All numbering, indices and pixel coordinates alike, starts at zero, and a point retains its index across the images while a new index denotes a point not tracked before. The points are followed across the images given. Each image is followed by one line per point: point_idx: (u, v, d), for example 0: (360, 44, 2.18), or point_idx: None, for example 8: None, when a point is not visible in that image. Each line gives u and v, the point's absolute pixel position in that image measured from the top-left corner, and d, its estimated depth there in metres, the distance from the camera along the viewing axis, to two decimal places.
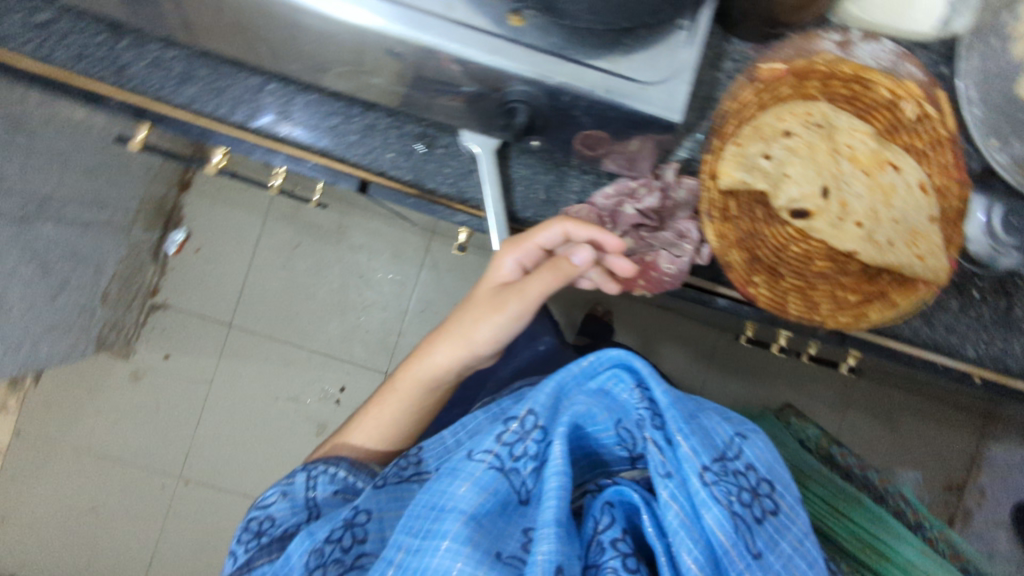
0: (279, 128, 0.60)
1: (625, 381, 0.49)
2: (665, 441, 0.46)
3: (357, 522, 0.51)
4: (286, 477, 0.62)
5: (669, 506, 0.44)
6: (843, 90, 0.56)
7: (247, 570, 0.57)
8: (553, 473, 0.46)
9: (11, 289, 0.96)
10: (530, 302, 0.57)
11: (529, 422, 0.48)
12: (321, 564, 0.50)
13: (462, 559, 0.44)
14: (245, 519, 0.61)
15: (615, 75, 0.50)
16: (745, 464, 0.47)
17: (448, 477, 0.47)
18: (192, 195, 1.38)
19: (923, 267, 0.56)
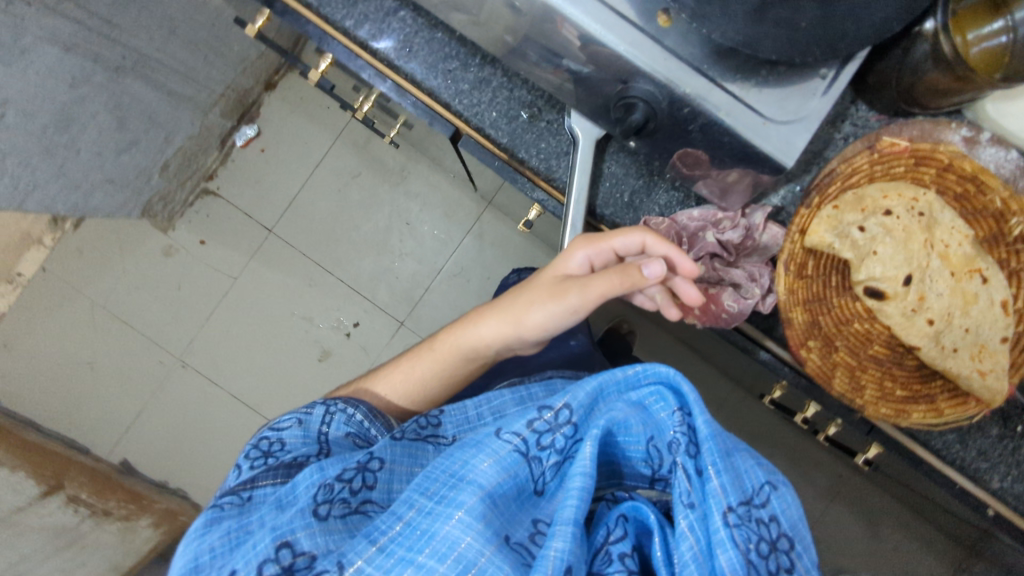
0: (396, 56, 0.60)
1: (667, 402, 0.49)
2: (695, 470, 0.46)
3: (370, 467, 0.51)
4: (306, 406, 0.59)
5: (685, 537, 0.44)
6: (955, 187, 0.55)
7: (249, 488, 0.53)
8: (577, 473, 0.46)
9: (86, 130, 0.98)
10: (590, 300, 0.55)
11: (563, 416, 0.48)
12: (329, 500, 0.47)
13: (473, 533, 0.43)
14: (255, 438, 0.58)
15: (741, 102, 0.49)
16: (770, 514, 0.47)
17: (472, 450, 0.48)
18: (275, 97, 1.40)
19: (981, 384, 0.53)
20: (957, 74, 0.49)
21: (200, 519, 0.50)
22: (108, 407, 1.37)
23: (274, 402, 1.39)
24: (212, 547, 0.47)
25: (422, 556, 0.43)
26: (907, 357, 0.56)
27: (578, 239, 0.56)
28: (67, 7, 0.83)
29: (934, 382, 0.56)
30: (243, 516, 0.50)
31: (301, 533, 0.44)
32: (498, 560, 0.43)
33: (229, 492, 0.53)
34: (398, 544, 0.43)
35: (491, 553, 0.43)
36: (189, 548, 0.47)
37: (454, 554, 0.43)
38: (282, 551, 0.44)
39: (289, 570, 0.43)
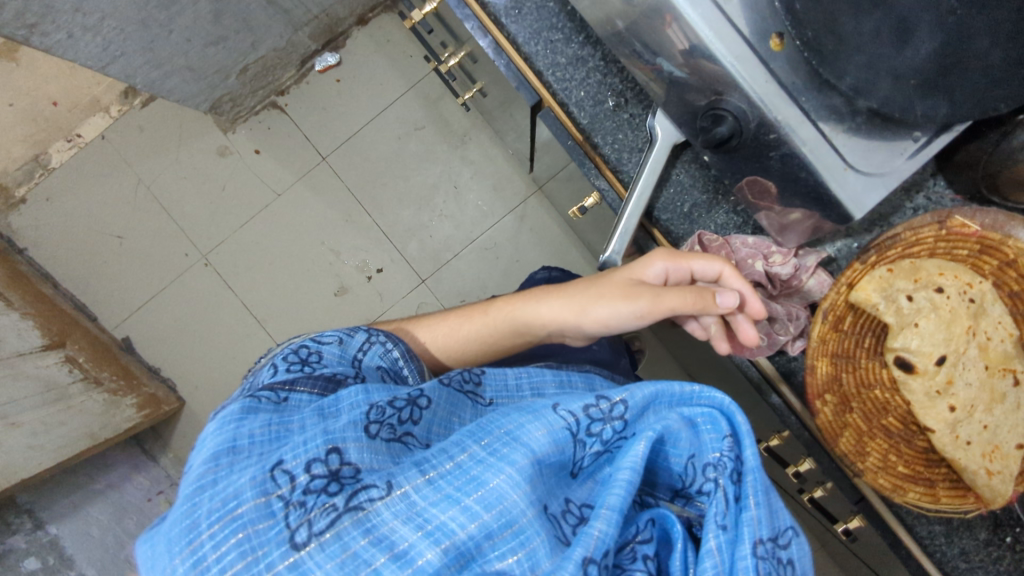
0: (504, 14, 0.61)
1: (717, 426, 0.47)
2: (734, 497, 0.44)
3: (418, 403, 0.51)
4: (349, 329, 0.59)
5: (710, 555, 0.42)
6: (1013, 284, 0.54)
7: (287, 388, 0.51)
8: (627, 467, 0.44)
9: (184, 13, 1.01)
10: (659, 313, 0.54)
11: (617, 410, 0.47)
12: (380, 421, 0.47)
13: (520, 492, 0.42)
14: (294, 344, 0.57)
15: (827, 142, 0.49)
16: (788, 557, 0.44)
17: (527, 415, 0.46)
18: (363, 33, 1.41)
19: (987, 483, 0.52)
20: None
21: (235, 404, 0.48)
22: (128, 282, 1.41)
23: (279, 322, 1.40)
24: (252, 433, 0.46)
25: (469, 499, 0.42)
26: (917, 438, 0.56)
27: (662, 250, 0.55)
28: None
29: (939, 469, 0.56)
30: (283, 414, 0.48)
31: (351, 444, 0.44)
32: (537, 525, 0.42)
33: (267, 387, 0.51)
34: (446, 482, 0.42)
35: (532, 516, 0.42)
36: (224, 429, 0.45)
37: (499, 507, 0.41)
38: (331, 456, 0.43)
39: (336, 476, 0.42)
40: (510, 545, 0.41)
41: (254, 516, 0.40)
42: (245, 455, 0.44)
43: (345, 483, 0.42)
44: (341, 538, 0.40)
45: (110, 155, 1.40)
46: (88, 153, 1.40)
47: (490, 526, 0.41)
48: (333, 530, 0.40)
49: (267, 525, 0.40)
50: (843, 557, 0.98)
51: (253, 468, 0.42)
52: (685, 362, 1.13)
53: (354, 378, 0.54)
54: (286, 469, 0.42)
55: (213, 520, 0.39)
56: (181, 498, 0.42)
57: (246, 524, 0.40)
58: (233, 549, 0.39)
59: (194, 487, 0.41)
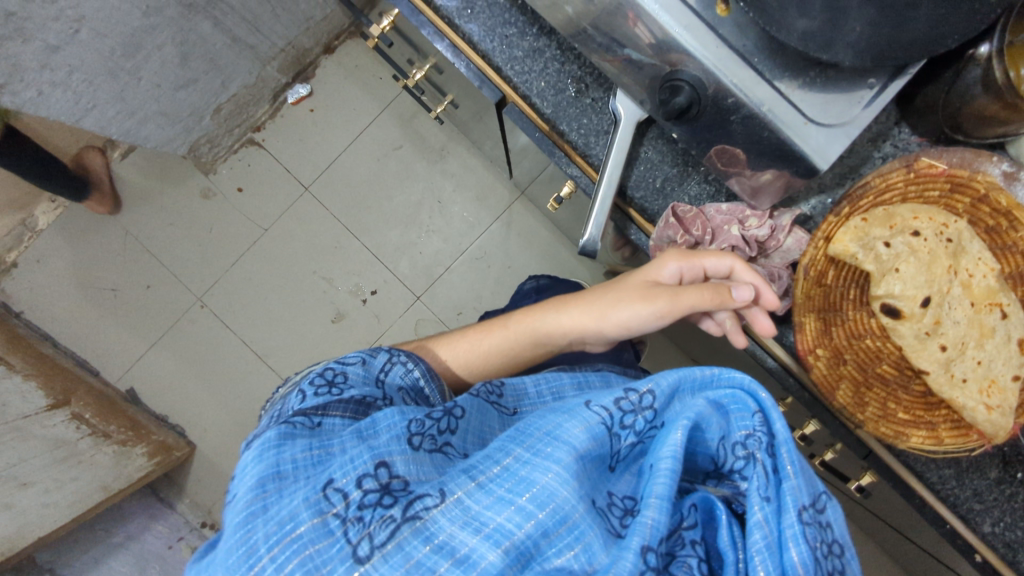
0: (457, 15, 0.62)
1: (745, 405, 0.44)
2: (772, 470, 0.41)
3: (454, 413, 0.48)
4: (371, 349, 0.56)
5: (758, 527, 0.39)
6: (987, 220, 0.55)
7: (320, 413, 0.48)
8: (667, 455, 0.40)
9: (151, 60, 1.02)
10: (678, 310, 0.54)
11: (646, 400, 0.44)
12: (422, 432, 0.45)
13: (570, 488, 0.39)
14: (320, 367, 0.53)
15: (784, 99, 0.49)
16: (827, 520, 0.40)
17: (563, 414, 0.43)
18: (331, 60, 1.43)
19: (986, 418, 0.52)
20: (1006, 100, 0.49)
21: (271, 431, 0.45)
22: (125, 332, 1.43)
23: (280, 354, 1.41)
24: (295, 459, 0.42)
25: (521, 499, 0.39)
26: (913, 382, 0.56)
27: (674, 249, 0.56)
28: None
29: (939, 411, 0.55)
30: (322, 438, 0.45)
31: (398, 457, 0.42)
32: (590, 519, 0.39)
33: (299, 413, 0.47)
34: (497, 485, 0.40)
35: (584, 510, 0.39)
36: (264, 456, 0.42)
37: (552, 504, 0.39)
38: (380, 470, 0.40)
39: (387, 490, 0.40)
40: (566, 541, 0.39)
41: (313, 536, 0.37)
42: (293, 480, 0.41)
43: (398, 495, 0.40)
44: (402, 548, 0.37)
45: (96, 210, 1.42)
46: (73, 212, 1.42)
47: (546, 524, 0.38)
48: (394, 541, 0.38)
49: (327, 544, 0.37)
50: (866, 520, 0.98)
51: (303, 489, 0.39)
52: (688, 347, 1.13)
53: (384, 401, 0.51)
54: (337, 487, 0.39)
55: (272, 543, 0.37)
56: (231, 528, 0.39)
57: (306, 544, 0.37)
58: (298, 570, 0.37)
59: (246, 514, 0.38)
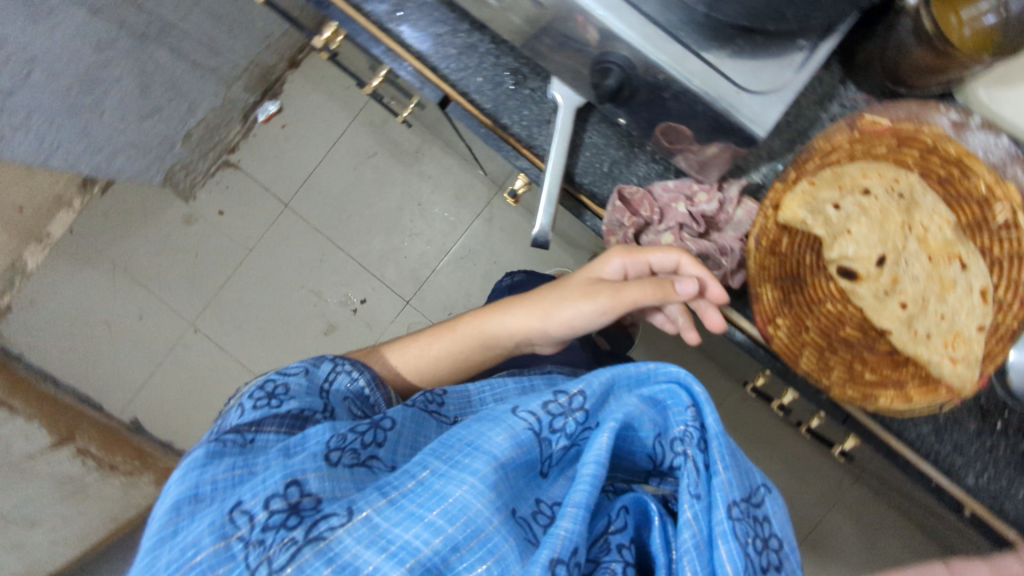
0: (388, 19, 0.61)
1: (679, 399, 0.46)
2: (703, 465, 0.43)
3: (381, 425, 0.49)
4: (313, 360, 0.57)
5: (688, 525, 0.41)
6: (938, 171, 0.53)
7: (252, 429, 0.49)
8: (592, 461, 0.43)
9: (110, 93, 1.03)
10: (621, 305, 0.54)
11: (576, 401, 0.46)
12: (341, 447, 0.46)
13: (484, 500, 0.41)
14: (260, 379, 0.54)
15: (715, 71, 0.48)
16: (764, 514, 0.43)
17: (489, 423, 0.45)
18: (297, 75, 1.43)
19: (951, 371, 0.51)
20: (940, 50, 0.48)
21: (199, 450, 0.46)
22: (123, 366, 1.44)
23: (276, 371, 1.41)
24: (214, 479, 0.43)
25: (432, 514, 0.40)
26: (878, 342, 0.55)
27: (618, 246, 0.56)
28: None
29: (906, 369, 0.54)
30: (248, 457, 0.46)
31: (311, 475, 0.42)
32: (505, 530, 0.41)
33: (232, 430, 0.48)
34: (409, 500, 0.41)
35: (498, 523, 0.41)
36: (188, 476, 0.43)
37: (464, 517, 0.40)
38: (291, 489, 0.41)
39: (295, 509, 0.40)
40: (478, 554, 0.40)
41: (212, 562, 0.38)
42: (208, 502, 0.42)
43: (305, 515, 0.40)
44: (303, 571, 0.38)
45: (81, 247, 1.43)
46: (59, 251, 1.42)
47: (455, 539, 0.40)
48: (294, 564, 0.38)
49: (227, 569, 0.38)
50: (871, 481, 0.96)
51: (210, 513, 0.41)
52: None
53: (323, 413, 0.52)
54: (245, 509, 0.40)
55: (173, 571, 0.39)
56: (143, 550, 0.41)
57: (205, 571, 0.38)
58: None
59: (156, 539, 0.40)
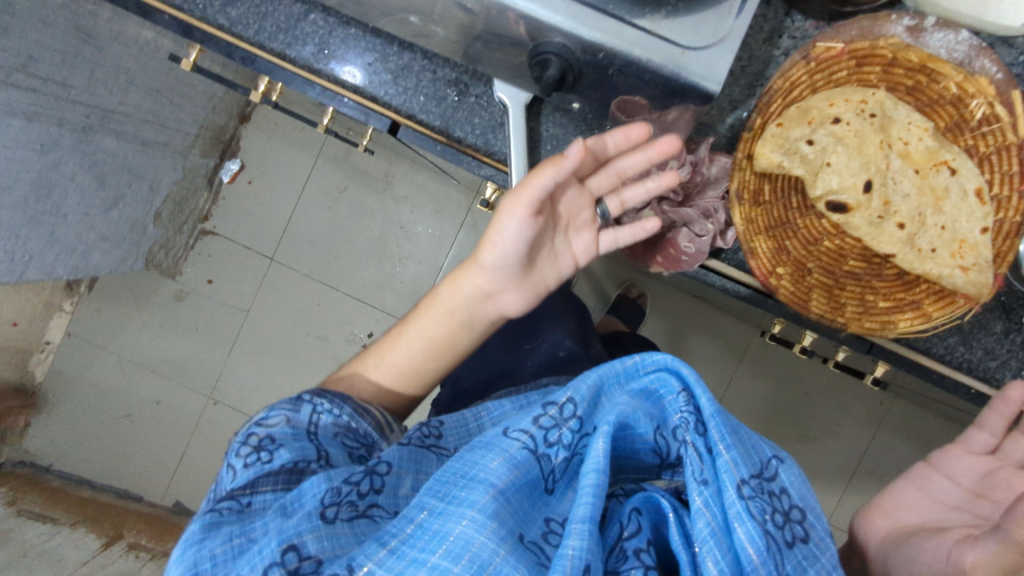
0: (316, 59, 0.59)
1: (670, 386, 0.47)
2: (705, 449, 0.44)
3: (377, 470, 0.46)
4: (291, 402, 0.53)
5: (701, 513, 0.41)
6: (905, 81, 0.51)
7: (249, 491, 0.46)
8: (590, 470, 0.42)
9: (68, 193, 1.01)
10: (524, 196, 0.52)
11: (567, 410, 0.46)
12: (337, 501, 0.43)
13: (486, 532, 0.40)
14: (244, 433, 0.51)
15: (653, 36, 0.46)
16: (781, 487, 0.44)
17: (481, 450, 0.45)
18: (250, 128, 1.41)
19: (965, 280, 0.51)
20: None
21: (195, 524, 0.45)
22: (152, 453, 1.44)
23: None
24: (214, 555, 0.42)
25: (435, 556, 0.39)
26: (884, 268, 0.53)
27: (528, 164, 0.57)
28: (20, 76, 0.82)
29: (918, 287, 0.53)
30: (246, 522, 0.44)
31: (308, 536, 0.40)
32: (513, 559, 0.39)
33: (227, 496, 0.46)
34: (409, 546, 0.40)
35: (506, 553, 0.39)
36: (185, 555, 0.42)
37: (468, 554, 0.39)
38: (288, 555, 0.39)
39: None
40: None
41: None
42: None
43: None
44: None
45: (84, 347, 1.43)
46: (63, 356, 1.42)
47: None
48: None
49: None
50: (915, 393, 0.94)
51: None
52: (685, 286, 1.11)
53: (317, 463, 0.48)
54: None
55: None
56: None
57: None
58: None
59: None
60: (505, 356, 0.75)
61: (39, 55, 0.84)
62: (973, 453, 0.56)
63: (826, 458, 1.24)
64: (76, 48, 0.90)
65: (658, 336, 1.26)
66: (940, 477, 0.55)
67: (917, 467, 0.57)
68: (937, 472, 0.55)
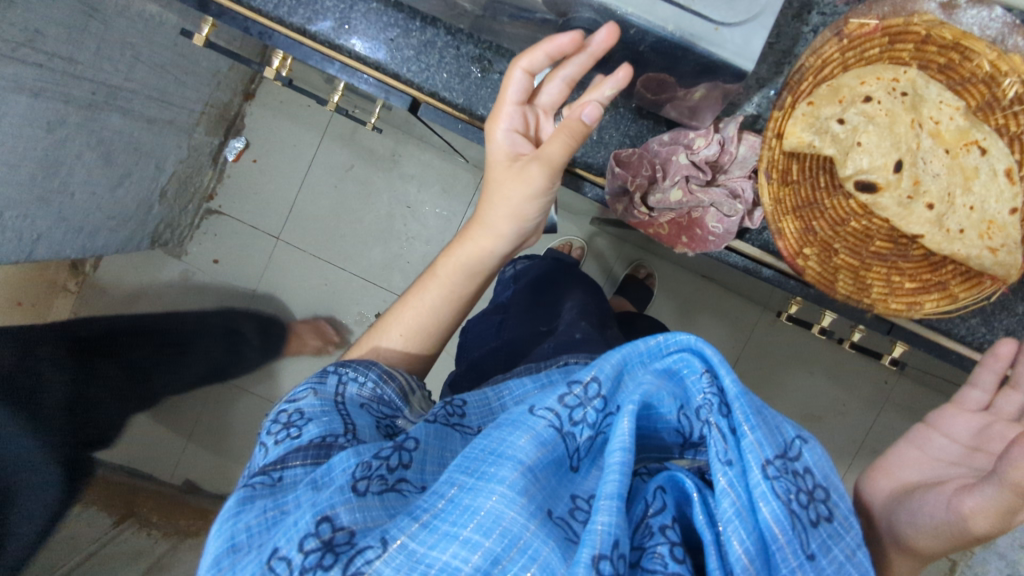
0: (336, 34, 0.58)
1: (693, 366, 0.43)
2: (729, 430, 0.40)
3: (405, 446, 0.44)
4: (318, 376, 0.53)
5: (726, 494, 0.38)
6: (938, 59, 0.51)
7: (279, 467, 0.45)
8: (617, 449, 0.39)
9: (75, 172, 1.00)
10: (551, 167, 0.50)
11: (592, 389, 0.42)
12: (367, 475, 0.41)
13: (517, 507, 0.37)
14: (274, 412, 0.51)
15: (687, 11, 0.44)
16: (804, 466, 0.41)
17: (506, 427, 0.41)
18: (255, 105, 1.39)
19: (993, 261, 0.50)
20: None
21: (230, 500, 0.44)
22: None
23: None
24: (249, 526, 0.41)
25: (466, 530, 0.36)
26: (911, 248, 0.54)
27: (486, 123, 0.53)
28: (27, 51, 0.80)
29: (945, 268, 0.53)
30: (280, 496, 0.43)
31: (341, 508, 0.38)
32: (543, 534, 0.37)
33: (259, 472, 0.46)
34: (441, 520, 0.37)
35: (536, 527, 0.37)
36: (221, 528, 0.41)
37: (499, 528, 0.36)
38: (322, 526, 0.37)
39: (330, 546, 0.37)
40: (521, 563, 0.36)
41: None
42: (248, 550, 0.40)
43: (341, 551, 0.37)
44: None
45: None
46: None
47: (494, 551, 0.36)
48: None
49: None
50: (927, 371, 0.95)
51: (251, 564, 0.38)
52: (695, 266, 1.12)
53: (346, 437, 0.46)
54: (281, 555, 0.37)
55: None
56: None
57: None
58: None
59: None
60: (521, 335, 0.74)
61: (46, 29, 0.82)
62: (967, 411, 0.54)
63: (830, 437, 1.25)
64: (82, 22, 0.87)
65: (667, 316, 1.26)
66: (937, 435, 0.52)
67: (914, 428, 0.54)
68: (935, 431, 0.52)
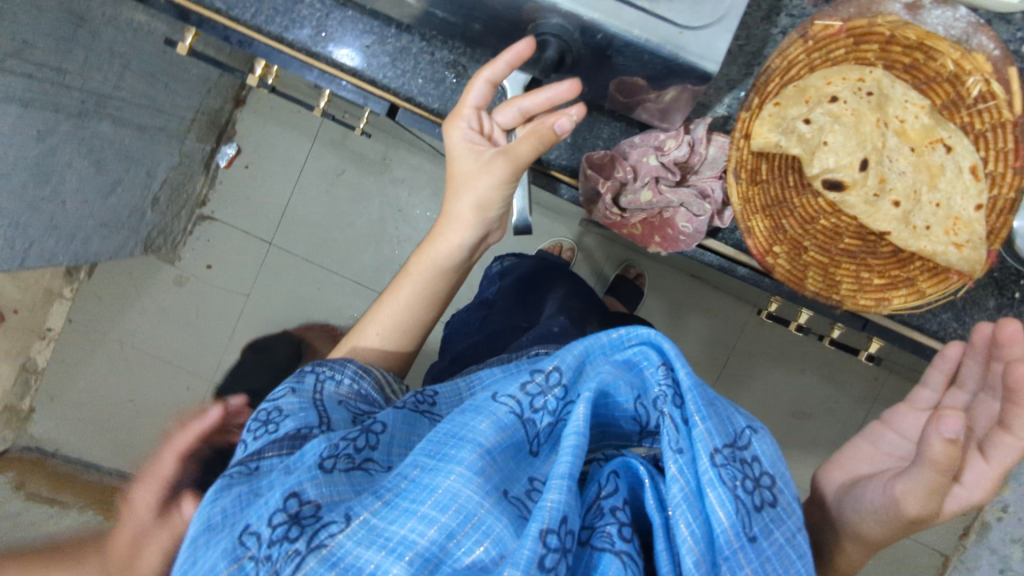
0: (313, 42, 0.59)
1: (651, 359, 0.44)
2: (682, 421, 0.41)
3: (372, 428, 0.45)
4: (296, 377, 0.53)
5: (675, 480, 0.39)
6: (903, 59, 0.52)
7: (256, 458, 0.46)
8: (571, 433, 0.39)
9: (66, 179, 1.01)
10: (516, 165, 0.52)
11: (553, 378, 0.43)
12: (335, 454, 0.42)
13: (473, 486, 0.38)
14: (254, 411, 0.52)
15: (651, 15, 0.45)
16: (752, 455, 0.42)
17: (467, 411, 0.42)
18: (246, 111, 1.40)
19: (959, 257, 0.51)
20: None
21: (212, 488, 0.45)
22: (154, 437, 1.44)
23: None
24: (224, 507, 0.42)
25: (424, 506, 0.38)
26: (880, 245, 0.55)
27: (447, 124, 0.55)
28: (15, 61, 0.81)
29: (912, 264, 0.54)
30: (257, 480, 0.44)
31: (308, 483, 0.39)
32: (497, 511, 0.38)
33: (238, 461, 0.47)
34: (402, 497, 0.38)
35: (490, 505, 0.38)
36: (201, 508, 0.43)
37: (455, 505, 0.37)
38: (289, 501, 0.39)
39: (296, 519, 0.38)
40: (474, 538, 0.37)
41: None
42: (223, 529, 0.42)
43: (306, 524, 0.38)
44: None
45: (87, 333, 1.44)
46: (65, 342, 1.43)
47: (449, 526, 0.37)
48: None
49: None
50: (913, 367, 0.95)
51: (225, 537, 0.40)
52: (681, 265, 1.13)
53: (321, 427, 0.47)
54: (252, 530, 0.39)
55: None
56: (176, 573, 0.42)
57: None
58: None
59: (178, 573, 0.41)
60: (503, 330, 0.75)
61: (34, 39, 0.83)
62: (916, 409, 0.53)
63: (820, 434, 1.25)
64: (70, 32, 0.89)
65: (657, 315, 1.27)
66: (889, 431, 0.51)
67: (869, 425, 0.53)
68: (887, 428, 0.52)
